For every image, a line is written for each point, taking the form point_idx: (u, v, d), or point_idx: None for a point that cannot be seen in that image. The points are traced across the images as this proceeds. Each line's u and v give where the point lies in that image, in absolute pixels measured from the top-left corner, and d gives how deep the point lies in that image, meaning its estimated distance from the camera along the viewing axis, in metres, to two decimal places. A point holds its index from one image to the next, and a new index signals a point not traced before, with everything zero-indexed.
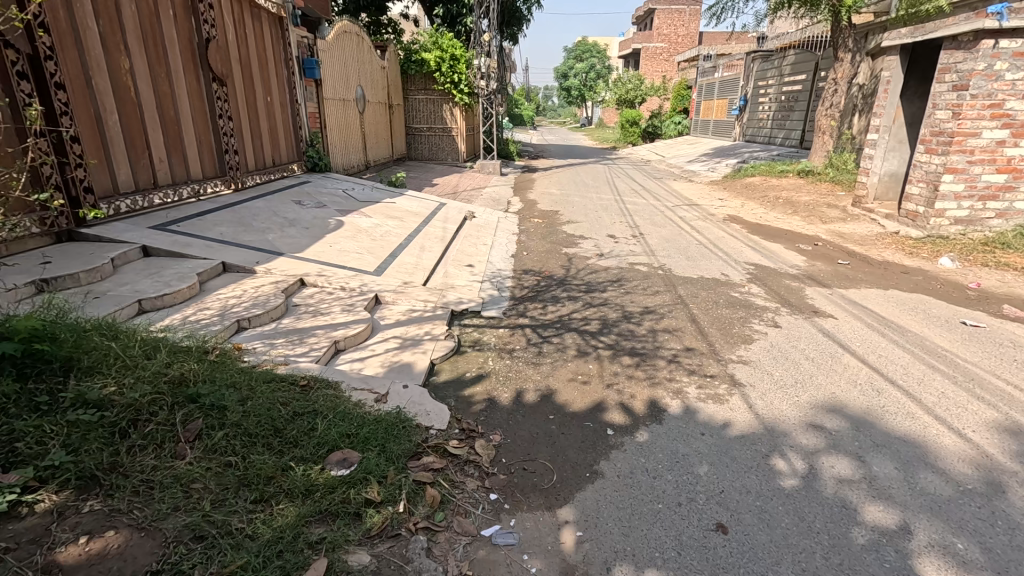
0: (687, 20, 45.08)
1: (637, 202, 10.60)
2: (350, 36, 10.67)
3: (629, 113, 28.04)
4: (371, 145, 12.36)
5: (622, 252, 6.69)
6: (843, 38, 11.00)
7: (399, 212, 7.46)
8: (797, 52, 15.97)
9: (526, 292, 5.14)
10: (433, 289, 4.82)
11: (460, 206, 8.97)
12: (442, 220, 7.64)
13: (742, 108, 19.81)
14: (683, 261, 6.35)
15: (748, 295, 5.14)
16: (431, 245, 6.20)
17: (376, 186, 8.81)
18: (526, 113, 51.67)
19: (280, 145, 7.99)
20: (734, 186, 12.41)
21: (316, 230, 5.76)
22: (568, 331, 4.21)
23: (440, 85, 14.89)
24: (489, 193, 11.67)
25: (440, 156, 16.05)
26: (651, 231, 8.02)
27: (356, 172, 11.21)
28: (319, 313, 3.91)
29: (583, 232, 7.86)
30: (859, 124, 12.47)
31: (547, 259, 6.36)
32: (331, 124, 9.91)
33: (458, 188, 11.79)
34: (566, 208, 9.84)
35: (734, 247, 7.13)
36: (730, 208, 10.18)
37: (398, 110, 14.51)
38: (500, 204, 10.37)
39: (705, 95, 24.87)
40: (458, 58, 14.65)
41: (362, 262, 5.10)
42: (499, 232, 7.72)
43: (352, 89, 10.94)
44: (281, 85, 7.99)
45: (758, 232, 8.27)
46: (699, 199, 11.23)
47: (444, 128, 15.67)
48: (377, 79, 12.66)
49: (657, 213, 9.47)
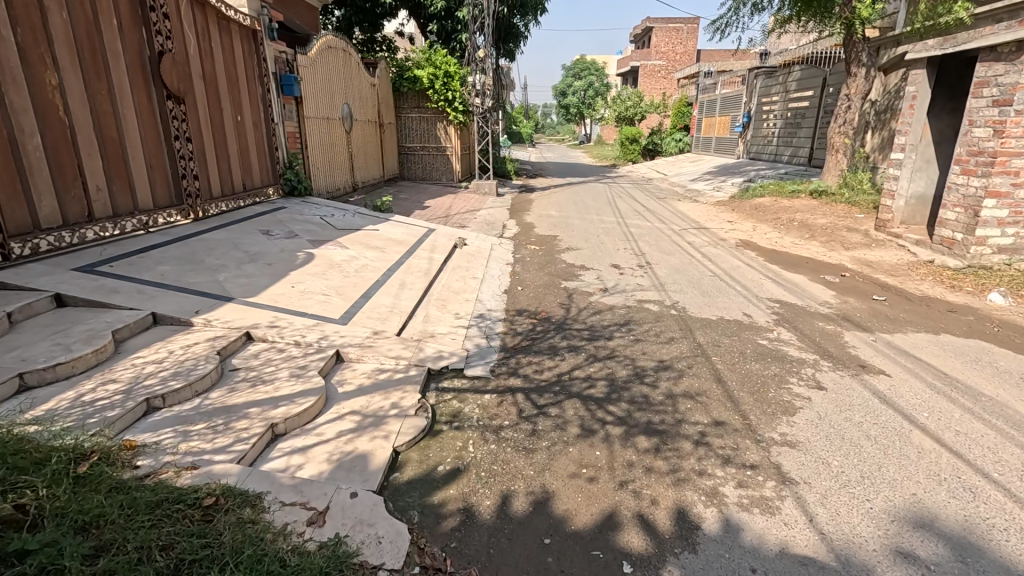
0: (685, 38, 45.14)
1: (641, 225, 9.93)
2: (335, 51, 10.11)
3: (629, 130, 27.63)
4: (359, 166, 11.72)
5: (629, 287, 5.97)
6: (857, 52, 10.44)
7: (381, 242, 6.75)
8: (803, 68, 15.50)
9: (518, 341, 4.39)
10: (409, 340, 4.07)
11: (450, 233, 8.27)
12: (430, 249, 6.93)
13: (746, 125, 19.30)
14: (698, 297, 5.63)
15: (779, 343, 4.40)
16: (413, 281, 5.47)
17: (359, 211, 8.14)
18: (525, 131, 51.48)
19: (252, 167, 7.33)
20: (743, 207, 11.76)
21: (279, 267, 5.04)
22: (568, 398, 3.45)
23: (433, 103, 14.34)
24: (484, 215, 11.01)
25: (434, 175, 15.45)
26: (660, 260, 7.31)
27: (341, 195, 10.54)
28: (260, 381, 3.16)
29: (585, 262, 7.15)
30: (874, 141, 12.00)
31: (543, 296, 5.63)
32: (313, 144, 9.27)
33: (452, 210, 11.12)
34: (566, 233, 9.16)
35: (753, 279, 6.40)
36: (741, 231, 9.50)
37: (389, 128, 13.93)
38: (494, 228, 9.69)
39: (707, 112, 24.42)
40: (452, 75, 14.14)
41: (327, 307, 4.37)
42: (492, 262, 7.00)
43: (337, 106, 10.33)
44: (255, 103, 7.37)
45: (775, 260, 7.56)
46: (707, 222, 10.56)
47: (438, 147, 15.09)
48: (366, 96, 12.08)
49: (664, 238, 8.79)
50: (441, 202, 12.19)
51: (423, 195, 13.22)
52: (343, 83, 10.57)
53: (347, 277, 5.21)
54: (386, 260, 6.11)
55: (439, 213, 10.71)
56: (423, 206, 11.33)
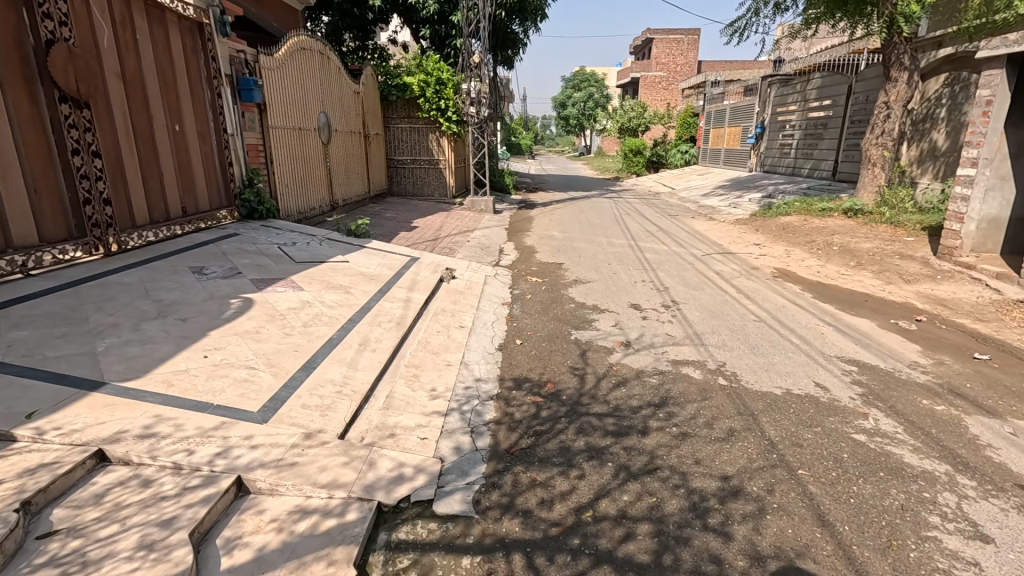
0: (685, 49, 44.50)
1: (657, 250, 8.70)
2: (309, 53, 8.95)
3: (632, 141, 26.58)
4: (340, 182, 10.50)
5: (657, 340, 4.70)
6: (898, 53, 9.30)
7: (347, 279, 5.49)
8: (823, 75, 14.47)
9: (515, 439, 3.11)
10: (357, 447, 2.79)
11: (436, 261, 7.02)
12: (408, 286, 5.67)
13: (759, 136, 18.22)
14: (749, 356, 4.36)
15: (885, 440, 3.13)
16: (380, 338, 4.20)
17: (328, 237, 6.91)
18: (525, 143, 50.53)
19: (197, 187, 6.10)
20: (768, 227, 10.55)
21: (198, 323, 3.77)
22: (594, 567, 2.16)
23: (425, 112, 13.20)
24: (478, 237, 9.79)
25: (426, 191, 14.24)
26: (688, 298, 6.06)
27: (316, 216, 9.29)
28: (79, 564, 1.87)
29: (598, 300, 5.90)
30: (911, 154, 10.95)
31: (549, 355, 4.35)
32: (280, 158, 8.04)
33: (442, 232, 9.89)
34: (571, 260, 7.92)
35: (810, 326, 5.15)
36: (774, 258, 8.26)
37: (376, 141, 12.74)
38: (490, 253, 8.44)
39: (714, 123, 23.36)
40: (444, 83, 13.04)
41: (246, 391, 3.09)
42: (484, 302, 5.73)
43: (312, 116, 9.14)
44: (201, 110, 6.17)
45: (825, 295, 6.32)
46: (731, 245, 9.32)
47: (430, 160, 13.91)
48: (348, 105, 10.89)
49: (686, 267, 7.56)
50: (431, 221, 10.96)
51: (412, 213, 11.99)
52: (319, 90, 9.39)
53: (289, 335, 3.93)
54: (350, 304, 4.84)
55: (427, 235, 9.47)
56: (410, 227, 10.12)
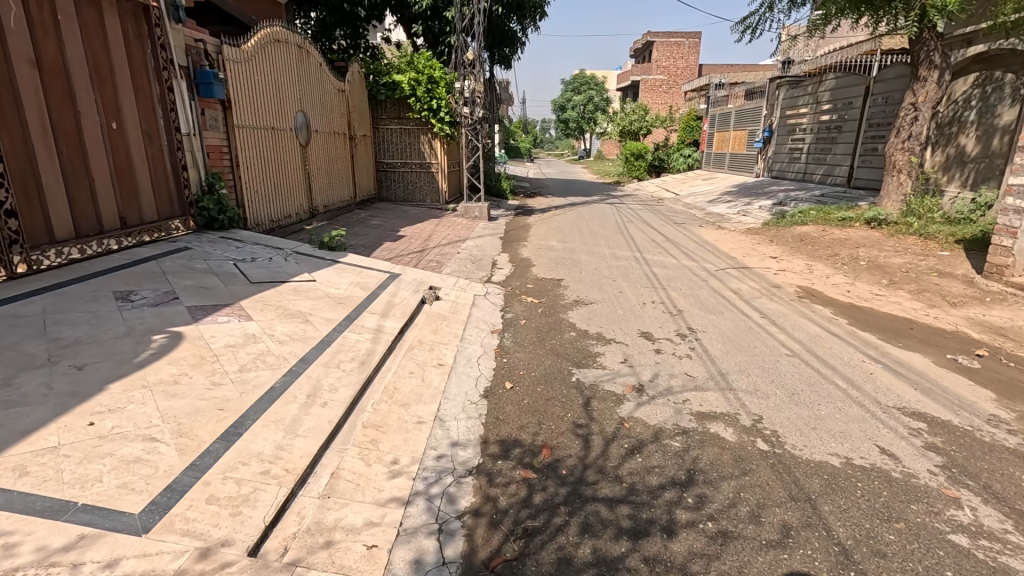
0: (686, 52, 43.87)
1: (666, 264, 7.91)
2: (285, 47, 8.18)
3: (634, 145, 25.86)
4: (321, 188, 9.70)
5: (676, 384, 3.90)
6: (927, 51, 8.56)
7: (309, 304, 4.67)
8: (837, 76, 13.75)
9: (497, 544, 2.30)
10: (271, 570, 1.98)
11: (418, 278, 6.21)
12: (381, 312, 4.86)
13: (767, 140, 17.48)
14: (791, 407, 3.55)
15: (996, 546, 2.33)
16: (335, 386, 3.39)
17: (296, 251, 6.10)
18: (523, 146, 49.76)
19: (141, 195, 5.30)
20: (784, 238, 9.77)
21: (97, 372, 2.96)
22: None
23: (416, 112, 12.42)
24: (470, 247, 8.98)
25: (417, 196, 13.43)
26: (706, 325, 5.27)
27: (292, 225, 8.48)
28: None
29: (603, 328, 5.10)
30: (937, 160, 10.20)
31: (545, 405, 3.55)
32: (248, 161, 7.25)
33: (430, 241, 9.08)
34: (571, 276, 7.12)
35: (855, 363, 4.34)
36: (796, 274, 7.46)
37: (363, 143, 11.96)
38: (481, 267, 7.64)
39: (719, 127, 22.64)
40: (436, 81, 12.28)
41: (132, 479, 2.28)
42: (471, 330, 4.92)
43: (288, 115, 8.36)
44: (147, 105, 5.39)
45: (862, 321, 5.53)
46: (745, 258, 8.54)
47: (422, 164, 13.11)
48: (330, 104, 10.12)
49: (700, 286, 6.77)
50: (420, 230, 10.16)
51: (401, 220, 11.20)
52: (297, 87, 8.62)
53: (217, 385, 3.12)
54: (307, 337, 4.02)
55: (413, 245, 8.65)
56: (396, 236, 9.31)
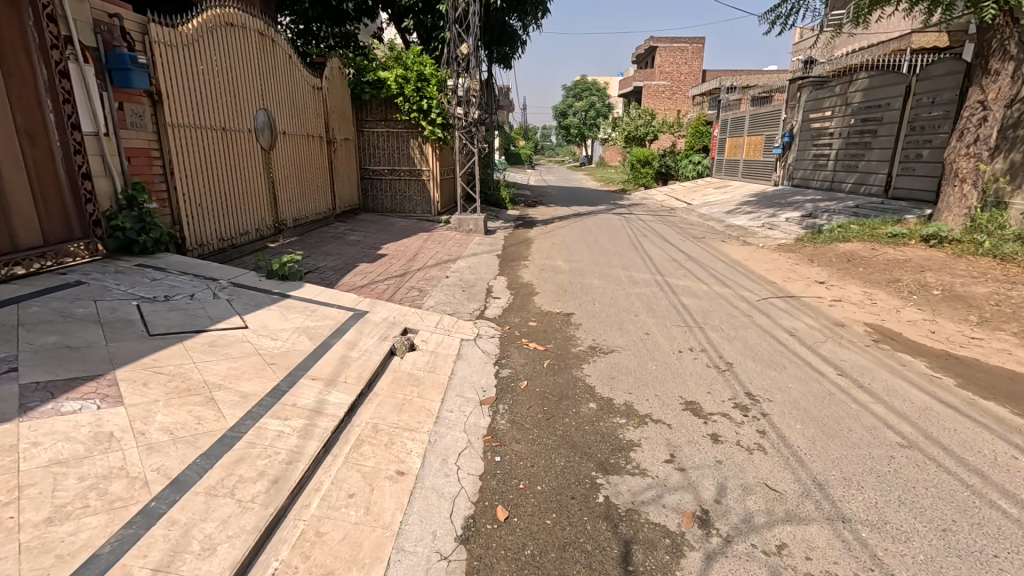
0: (689, 57, 42.72)
1: (696, 293, 6.59)
2: (241, 33, 6.92)
3: (640, 151, 24.60)
4: (290, 199, 8.39)
5: (759, 511, 2.54)
6: (1000, 39, 7.30)
7: (223, 368, 3.34)
8: (870, 75, 12.49)
9: None
10: None
11: (390, 318, 4.88)
12: (328, 377, 3.52)
13: (787, 145, 16.20)
14: (961, 570, 2.19)
15: None
16: (212, 542, 2.05)
17: (231, 283, 4.77)
18: (524, 152, 48.44)
19: (14, 215, 4.07)
20: (826, 257, 8.43)
21: None
22: None
23: (404, 113, 11.15)
24: (461, 268, 7.65)
25: (406, 207, 12.11)
26: (768, 387, 3.94)
27: (249, 243, 7.17)
28: None
29: (632, 396, 3.75)
30: (1001, 167, 8.86)
31: (560, 564, 2.20)
32: (189, 168, 5.96)
33: (415, 261, 7.74)
34: (583, 310, 5.80)
35: (1009, 463, 2.98)
36: (855, 305, 6.13)
37: (344, 147, 10.67)
38: (473, 295, 6.30)
39: (731, 132, 21.40)
40: (427, 79, 11.00)
41: None
42: (452, 401, 3.58)
43: (246, 113, 7.07)
44: (26, 94, 4.11)
45: (973, 378, 4.17)
46: (787, 283, 7.19)
47: (411, 171, 11.82)
48: (303, 103, 8.84)
49: (745, 324, 5.44)
50: (405, 246, 8.84)
51: (385, 234, 9.88)
52: (257, 81, 7.35)
53: None
54: (201, 431, 2.69)
55: (394, 266, 7.32)
56: (376, 255, 7.97)
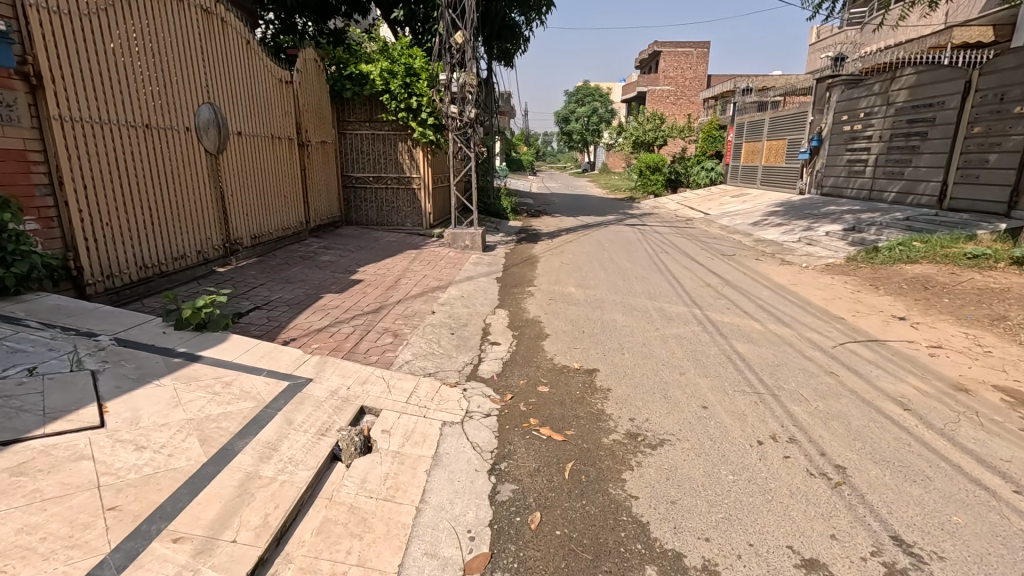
0: (694, 62, 41.52)
1: (750, 336, 5.14)
2: (175, 7, 5.54)
3: (649, 157, 23.24)
4: (247, 214, 6.99)
5: None
6: None
7: (10, 530, 1.89)
8: (918, 69, 11.10)
9: None
10: None
11: (343, 391, 3.43)
12: (205, 532, 2.08)
13: (814, 150, 14.81)
14: None
15: None
16: None
17: (113, 342, 3.33)
18: (524, 158, 47.09)
19: None
20: (893, 282, 6.99)
21: None
22: None
23: (390, 112, 9.77)
24: (452, 298, 6.23)
25: (393, 219, 10.69)
26: (924, 525, 2.48)
27: (186, 270, 5.76)
28: None
29: (711, 548, 2.31)
30: None
31: None
32: (93, 179, 4.56)
33: (396, 289, 6.31)
34: (609, 366, 4.35)
35: None
36: (965, 356, 4.68)
37: (320, 152, 9.29)
38: (464, 341, 4.86)
39: (747, 137, 20.04)
40: (417, 72, 9.60)
41: None
42: (414, 572, 2.12)
43: (184, 108, 5.68)
44: None
45: None
46: (859, 320, 5.76)
47: (399, 178, 10.41)
48: (267, 99, 7.45)
49: (834, 388, 3.98)
50: (386, 268, 7.41)
51: (366, 251, 8.45)
52: (200, 69, 5.96)
53: None
54: None
55: (367, 297, 5.87)
56: (348, 281, 6.53)
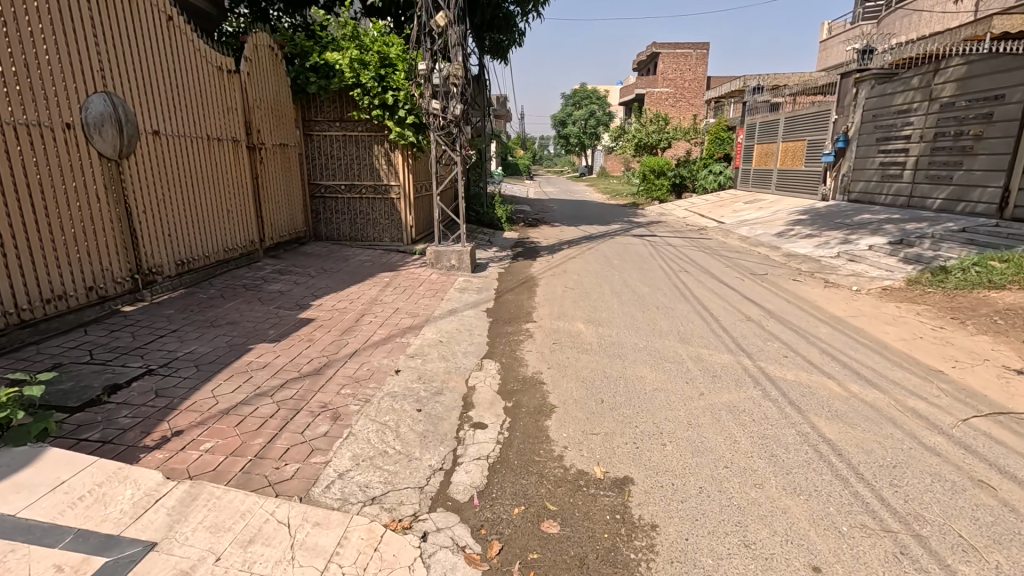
0: (694, 63, 40.32)
1: (832, 408, 3.71)
2: None
3: (653, 160, 21.89)
4: (170, 234, 5.53)
5: None
6: None
7: None
8: (968, 59, 9.75)
9: None
10: None
11: (206, 568, 1.98)
12: None
13: (840, 152, 13.44)
14: None
15: None
16: None
17: None
18: (521, 163, 45.71)
19: None
20: (984, 314, 5.58)
21: None
22: None
23: (363, 110, 8.35)
24: (427, 345, 4.79)
25: (369, 233, 9.23)
26: None
27: (68, 315, 4.31)
28: None
29: None
30: None
31: None
32: None
33: (354, 335, 4.86)
34: (648, 475, 2.91)
35: None
36: None
37: (278, 156, 7.86)
38: (434, 423, 3.42)
39: (760, 138, 18.69)
40: (393, 63, 8.16)
41: None
42: None
43: (58, 98, 4.24)
44: None
45: None
46: (965, 376, 4.33)
47: (375, 186, 8.98)
48: (200, 92, 6.03)
49: (1000, 518, 2.57)
50: (349, 299, 5.95)
51: (329, 276, 7.00)
52: (91, 49, 4.53)
53: None
54: None
55: (312, 349, 4.43)
56: (294, 322, 5.08)
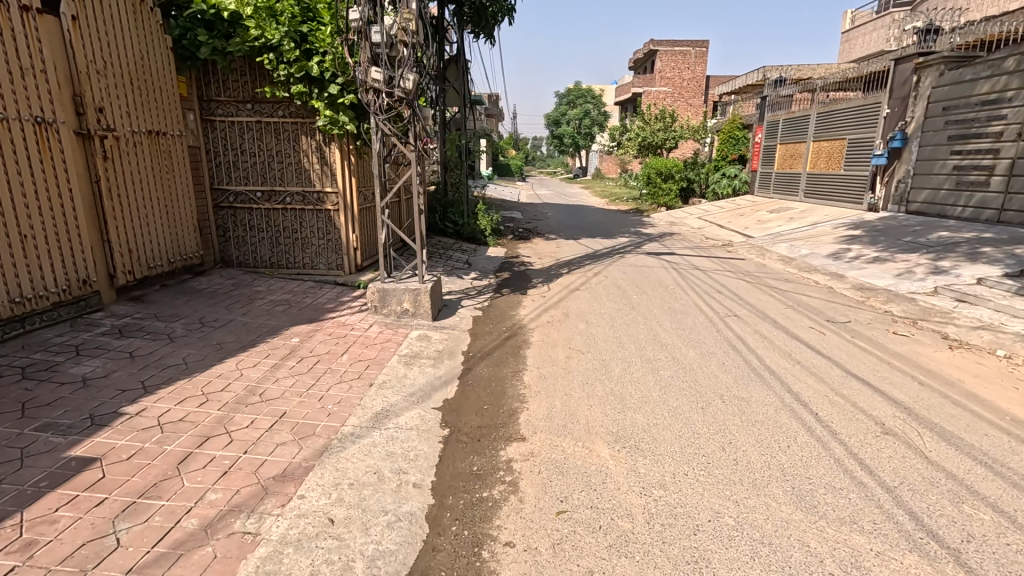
0: (693, 62, 38.15)
1: None
2: None
3: (659, 162, 19.48)
4: None
5: None
6: None
7: None
8: None
9: None
10: None
11: None
12: None
13: (896, 154, 11.09)
14: None
15: None
16: None
17: None
18: (512, 164, 43.20)
19: None
20: None
21: None
22: None
23: (279, 85, 5.84)
24: (292, 546, 2.26)
25: (296, 257, 6.69)
26: None
27: None
28: None
29: None
30: None
31: None
32: None
33: (141, 519, 2.31)
34: None
35: None
36: None
37: (146, 150, 5.32)
38: None
39: (784, 137, 16.35)
40: (319, 17, 5.65)
41: None
42: None
43: None
44: None
45: None
46: None
47: (303, 193, 6.45)
48: None
49: None
50: (199, 399, 3.41)
51: (201, 336, 4.45)
52: None
53: None
54: None
55: None
56: (39, 476, 2.54)
